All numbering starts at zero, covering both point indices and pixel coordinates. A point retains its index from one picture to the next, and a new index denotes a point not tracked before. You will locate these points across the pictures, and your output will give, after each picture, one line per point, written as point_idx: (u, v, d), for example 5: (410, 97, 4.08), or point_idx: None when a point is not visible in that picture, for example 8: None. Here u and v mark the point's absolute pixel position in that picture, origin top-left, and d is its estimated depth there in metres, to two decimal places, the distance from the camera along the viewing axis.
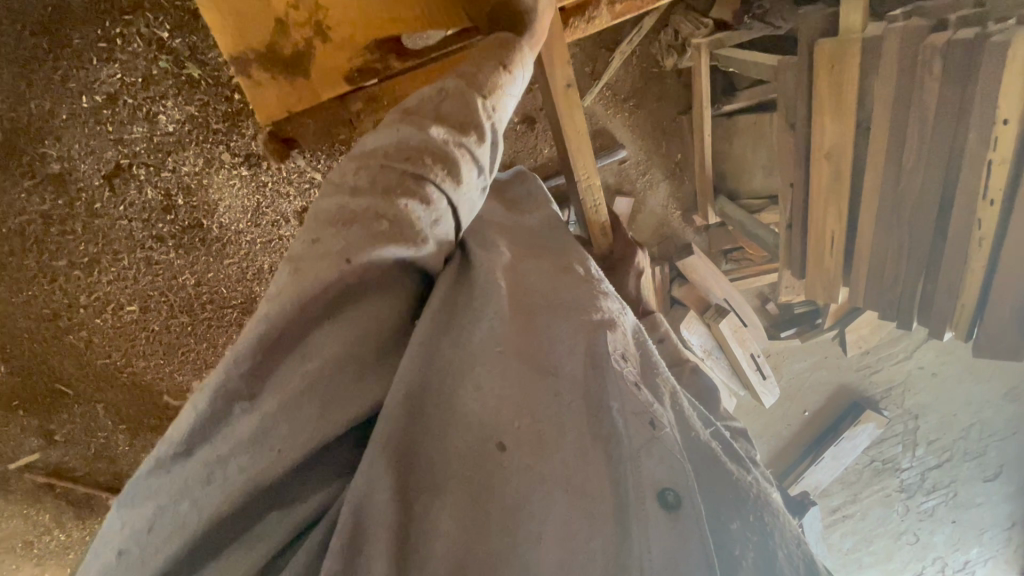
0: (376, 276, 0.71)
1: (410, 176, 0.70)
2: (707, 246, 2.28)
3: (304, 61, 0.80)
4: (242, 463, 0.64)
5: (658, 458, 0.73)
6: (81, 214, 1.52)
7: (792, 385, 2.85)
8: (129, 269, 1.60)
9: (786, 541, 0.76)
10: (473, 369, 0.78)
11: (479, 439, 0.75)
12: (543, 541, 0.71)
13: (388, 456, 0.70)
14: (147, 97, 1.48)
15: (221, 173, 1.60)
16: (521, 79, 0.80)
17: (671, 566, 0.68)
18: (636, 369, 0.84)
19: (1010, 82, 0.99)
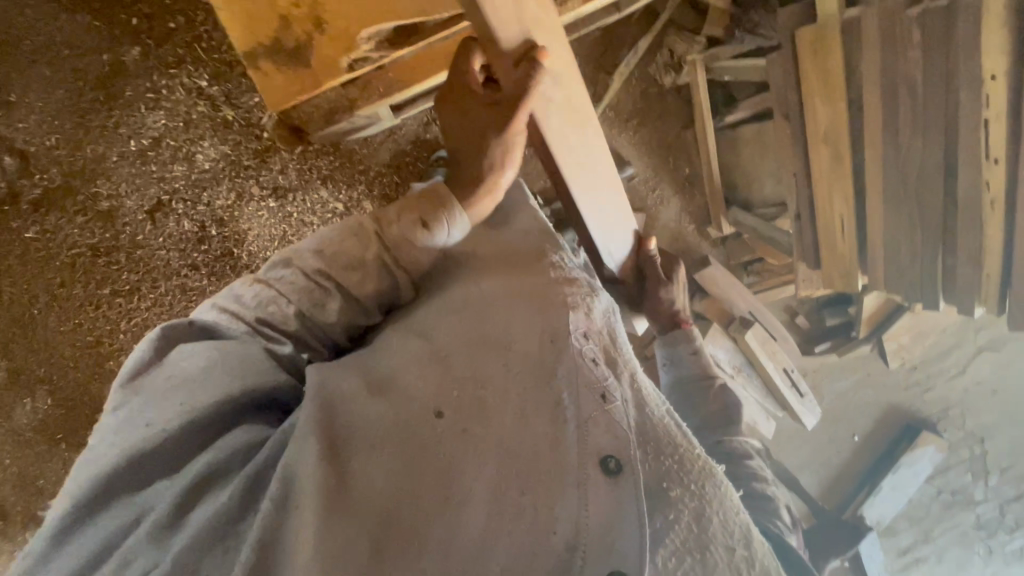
0: (285, 295, 0.84)
1: (321, 285, 0.84)
2: (725, 259, 2.27)
3: (306, 52, 0.88)
4: (178, 400, 0.71)
5: (604, 427, 0.78)
6: (125, 245, 1.66)
7: (836, 406, 2.68)
8: (165, 296, 1.71)
9: (721, 508, 0.79)
10: (427, 355, 0.83)
11: (418, 409, 0.76)
12: (474, 497, 0.69)
13: (318, 430, 0.69)
14: (187, 139, 1.65)
15: (252, 205, 1.73)
16: (444, 235, 0.88)
17: (606, 524, 0.71)
18: (598, 349, 0.89)
19: (988, 41, 1.15)
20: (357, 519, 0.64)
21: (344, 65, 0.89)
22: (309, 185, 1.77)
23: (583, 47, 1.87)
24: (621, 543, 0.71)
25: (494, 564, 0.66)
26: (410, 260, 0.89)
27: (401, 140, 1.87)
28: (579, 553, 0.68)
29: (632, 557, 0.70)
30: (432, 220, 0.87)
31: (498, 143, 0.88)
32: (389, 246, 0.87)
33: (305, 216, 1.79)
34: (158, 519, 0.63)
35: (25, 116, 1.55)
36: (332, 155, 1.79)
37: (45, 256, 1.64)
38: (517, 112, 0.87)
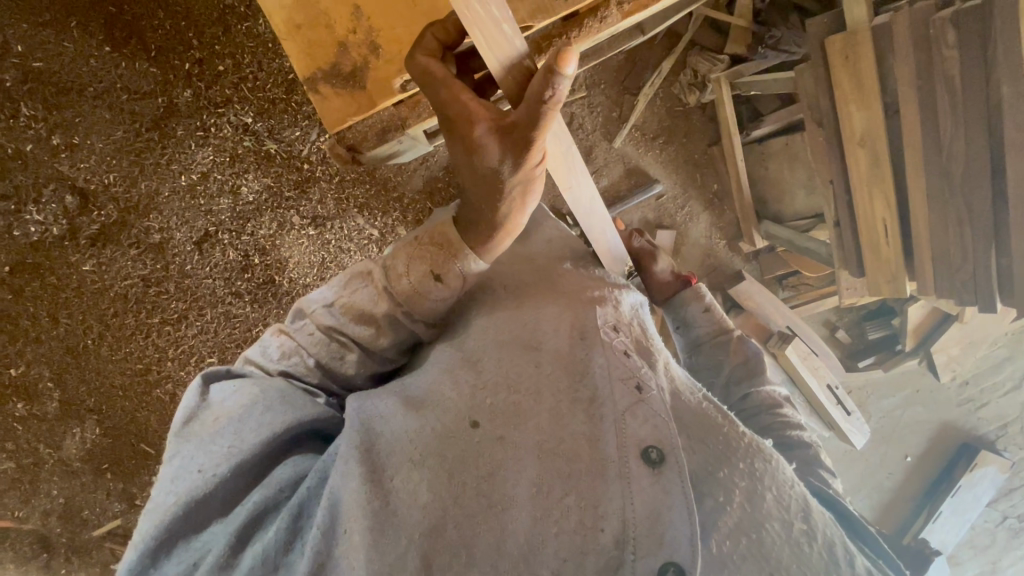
0: (310, 350, 0.83)
1: (336, 346, 0.83)
2: (759, 274, 2.24)
3: (362, 76, 0.93)
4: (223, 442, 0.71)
5: (644, 419, 0.73)
6: (174, 276, 1.73)
7: (885, 426, 2.56)
8: (211, 323, 1.77)
9: (775, 483, 0.72)
10: (459, 363, 0.81)
11: (453, 418, 0.74)
12: (517, 503, 0.67)
13: (356, 451, 0.69)
14: (233, 173, 1.73)
15: (292, 233, 1.79)
16: (457, 281, 0.82)
17: (655, 517, 0.66)
18: (629, 341, 0.85)
19: None
20: (404, 536, 0.64)
21: (396, 86, 0.94)
22: (346, 213, 1.83)
23: (608, 72, 1.93)
24: (673, 534, 0.65)
25: (547, 557, 0.64)
26: (420, 311, 0.84)
27: (433, 167, 1.93)
28: (630, 548, 0.64)
29: (683, 548, 0.64)
30: (441, 273, 0.81)
31: (512, 183, 0.73)
32: (400, 301, 0.82)
33: (341, 242, 1.83)
34: (217, 560, 0.63)
35: (85, 157, 1.66)
36: (368, 182, 1.85)
37: (100, 287, 1.71)
38: (532, 141, 0.68)
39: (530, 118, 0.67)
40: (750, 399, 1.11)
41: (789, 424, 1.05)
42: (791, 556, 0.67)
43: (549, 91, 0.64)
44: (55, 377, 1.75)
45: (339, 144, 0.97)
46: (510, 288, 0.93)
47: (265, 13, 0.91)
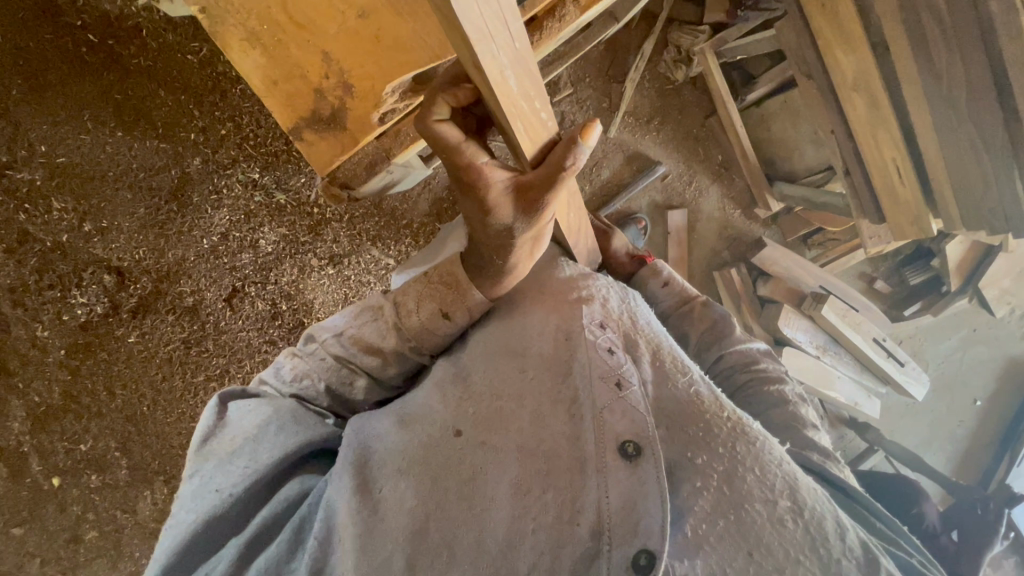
0: (325, 376, 0.86)
1: (347, 378, 0.87)
2: (782, 237, 2.18)
3: (343, 117, 0.97)
4: (239, 464, 0.74)
5: (622, 414, 0.71)
6: (211, 333, 1.82)
7: (948, 373, 2.42)
8: (252, 373, 1.85)
9: (759, 463, 0.70)
10: (450, 379, 0.82)
11: (438, 429, 0.76)
12: (495, 506, 0.68)
13: (351, 467, 0.74)
14: (250, 229, 1.82)
15: (313, 275, 1.88)
16: (465, 318, 0.86)
17: (630, 509, 0.65)
18: (617, 337, 0.81)
19: None
20: (389, 543, 0.66)
21: (375, 120, 0.97)
22: (360, 248, 1.91)
23: (591, 64, 1.93)
24: (646, 522, 0.64)
25: (524, 553, 0.64)
26: (426, 338, 0.86)
27: (436, 189, 1.97)
28: (605, 539, 0.64)
29: (655, 534, 0.64)
30: (451, 312, 0.84)
31: (525, 236, 0.77)
32: (409, 338, 0.85)
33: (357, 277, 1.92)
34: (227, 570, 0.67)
35: (115, 237, 1.77)
36: (376, 217, 1.92)
37: (149, 356, 1.82)
38: (545, 201, 0.73)
39: (547, 180, 0.72)
40: (723, 362, 1.05)
41: (765, 380, 0.99)
42: (770, 532, 0.66)
43: (569, 160, 0.71)
44: (120, 446, 1.85)
45: (332, 184, 1.02)
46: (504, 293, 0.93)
47: (243, 74, 0.95)
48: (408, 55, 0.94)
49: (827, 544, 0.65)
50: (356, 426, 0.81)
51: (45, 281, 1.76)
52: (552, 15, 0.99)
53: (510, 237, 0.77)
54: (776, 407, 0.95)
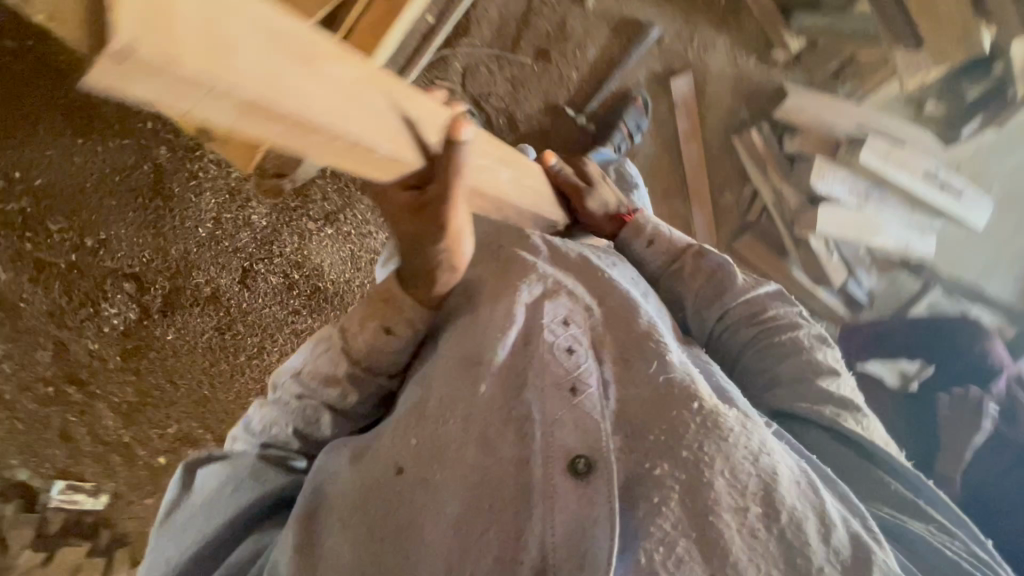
0: (289, 418, 0.85)
1: (313, 411, 0.86)
2: (809, 78, 1.89)
3: None
4: (189, 531, 0.81)
5: (570, 426, 0.73)
6: (237, 316, 1.86)
7: (1017, 188, 2.16)
8: (286, 344, 1.89)
9: (725, 450, 0.73)
10: (405, 411, 0.81)
11: (382, 467, 0.76)
12: (431, 550, 0.70)
13: (297, 522, 0.77)
14: (241, 208, 1.79)
15: (314, 238, 1.86)
16: (407, 333, 0.83)
17: (574, 538, 0.68)
18: (581, 332, 0.84)
19: None
20: None
21: None
22: (352, 200, 1.87)
23: None
24: (594, 550, 0.67)
25: None
26: (380, 355, 0.84)
27: None
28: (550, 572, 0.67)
29: (599, 564, 0.66)
30: (392, 325, 0.82)
31: (441, 244, 0.74)
32: (359, 359, 0.84)
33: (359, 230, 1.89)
34: None
35: (119, 246, 1.79)
36: None
37: (193, 348, 1.91)
38: (447, 206, 0.70)
39: (439, 185, 0.69)
40: (728, 317, 1.09)
41: (771, 333, 1.05)
42: (739, 542, 0.68)
43: (454, 158, 0.68)
44: (202, 423, 2.00)
45: None
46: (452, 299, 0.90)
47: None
48: None
49: (804, 552, 0.69)
50: (320, 469, 0.84)
51: (75, 302, 1.84)
52: None
53: (421, 241, 0.73)
54: (788, 359, 1.01)
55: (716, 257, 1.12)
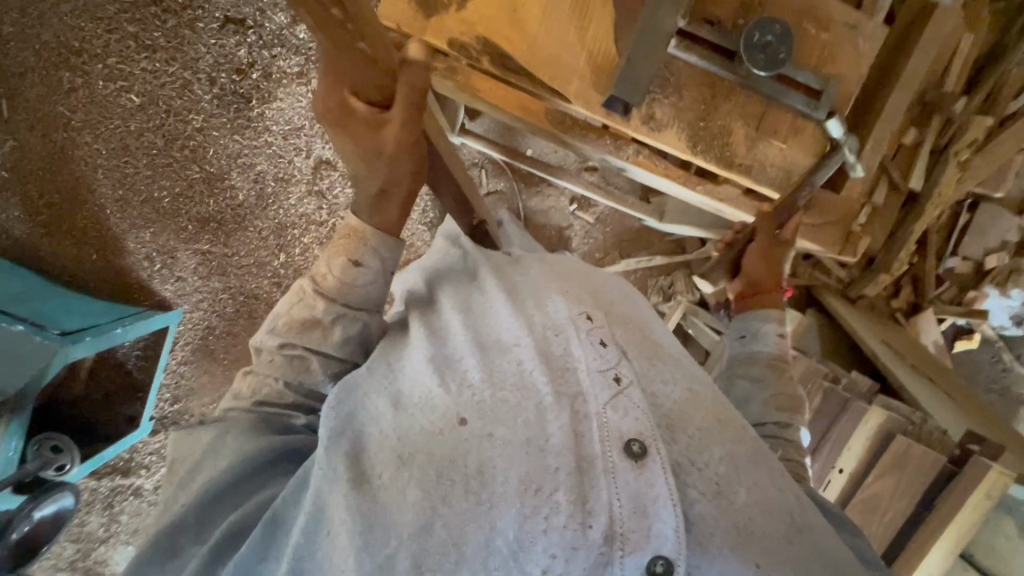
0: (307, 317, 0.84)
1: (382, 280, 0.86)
2: None
3: (435, 10, 0.98)
4: (219, 460, 0.77)
5: (624, 412, 0.68)
6: (181, 20, 1.62)
7: None
8: (169, 75, 1.66)
9: (736, 479, 0.69)
10: (442, 350, 0.77)
11: (440, 419, 0.70)
12: (507, 504, 0.63)
13: (347, 457, 0.69)
14: (294, 47, 1.67)
15: (300, 86, 1.70)
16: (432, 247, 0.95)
17: (637, 513, 0.63)
18: (606, 341, 0.76)
19: (859, 440, 1.18)
20: (394, 535, 0.64)
21: (448, 41, 0.99)
22: None
23: (620, 223, 2.11)
24: (658, 528, 0.62)
25: (436, 542, 0.63)
26: (363, 303, 0.85)
27: None
28: (617, 544, 0.62)
29: (668, 542, 0.62)
30: (361, 259, 0.83)
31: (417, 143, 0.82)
32: (337, 298, 0.84)
33: (311, 164, 1.77)
34: (194, 523, 0.75)
35: None
36: None
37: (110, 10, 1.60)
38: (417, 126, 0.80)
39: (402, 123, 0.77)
40: None
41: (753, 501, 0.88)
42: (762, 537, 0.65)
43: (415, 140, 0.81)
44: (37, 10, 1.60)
45: None
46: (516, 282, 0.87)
47: None
48: (516, 36, 0.98)
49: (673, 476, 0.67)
50: (231, 421, 0.81)
51: None
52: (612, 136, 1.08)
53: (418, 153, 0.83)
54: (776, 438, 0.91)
55: (637, 308, 0.88)
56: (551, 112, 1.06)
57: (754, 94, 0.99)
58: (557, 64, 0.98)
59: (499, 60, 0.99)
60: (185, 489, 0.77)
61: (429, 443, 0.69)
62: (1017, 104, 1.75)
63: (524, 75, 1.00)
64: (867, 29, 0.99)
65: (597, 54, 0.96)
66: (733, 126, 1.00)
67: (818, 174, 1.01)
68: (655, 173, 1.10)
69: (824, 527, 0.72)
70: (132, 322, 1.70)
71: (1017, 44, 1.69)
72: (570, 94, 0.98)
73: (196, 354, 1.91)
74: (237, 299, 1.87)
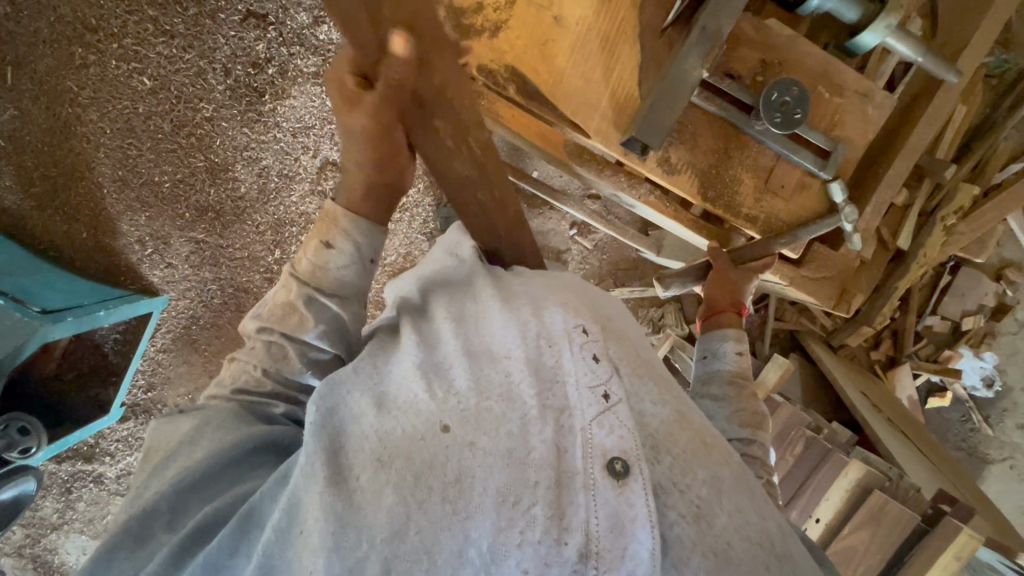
0: (283, 299, 0.81)
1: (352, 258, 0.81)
2: None
3: (468, 33, 1.02)
4: (199, 448, 0.71)
5: (609, 429, 0.62)
6: (201, 8, 1.61)
7: None
8: (184, 62, 1.65)
9: (718, 503, 0.62)
10: (426, 351, 0.70)
11: (421, 423, 0.64)
12: (481, 515, 0.57)
13: (325, 453, 0.63)
14: (313, 48, 1.67)
15: (316, 87, 1.70)
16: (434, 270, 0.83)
17: (616, 535, 0.57)
18: (599, 354, 0.68)
19: (838, 491, 1.22)
20: (366, 541, 0.58)
21: (478, 66, 1.03)
22: None
23: (614, 252, 2.13)
24: (634, 549, 0.57)
25: (404, 553, 0.57)
26: (336, 289, 0.81)
27: None
28: (591, 562, 0.56)
29: (642, 563, 0.56)
30: (333, 240, 0.80)
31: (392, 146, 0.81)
32: (308, 282, 0.81)
33: (318, 165, 1.77)
34: (166, 518, 0.67)
35: None
36: None
37: None
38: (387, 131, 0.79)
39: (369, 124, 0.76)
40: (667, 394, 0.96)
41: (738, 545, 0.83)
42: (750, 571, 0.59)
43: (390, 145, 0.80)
44: None
45: None
46: (509, 283, 0.78)
47: None
48: (543, 70, 1.02)
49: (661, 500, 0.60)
50: (215, 411, 0.77)
51: None
52: (627, 175, 1.16)
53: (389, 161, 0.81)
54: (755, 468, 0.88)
55: (632, 326, 0.80)
56: (569, 147, 1.15)
57: (766, 149, 1.05)
58: (579, 102, 1.02)
59: (524, 91, 1.04)
60: (166, 477, 0.69)
61: (408, 446, 0.62)
62: (1003, 176, 1.83)
63: (545, 107, 1.05)
64: (877, 98, 1.04)
65: (620, 100, 1.01)
66: (743, 178, 1.06)
67: (814, 227, 1.05)
68: (666, 212, 1.16)
69: (809, 567, 0.65)
70: (116, 305, 1.66)
71: (1008, 120, 1.77)
72: (590, 130, 1.03)
73: (177, 343, 1.87)
74: (226, 291, 1.84)
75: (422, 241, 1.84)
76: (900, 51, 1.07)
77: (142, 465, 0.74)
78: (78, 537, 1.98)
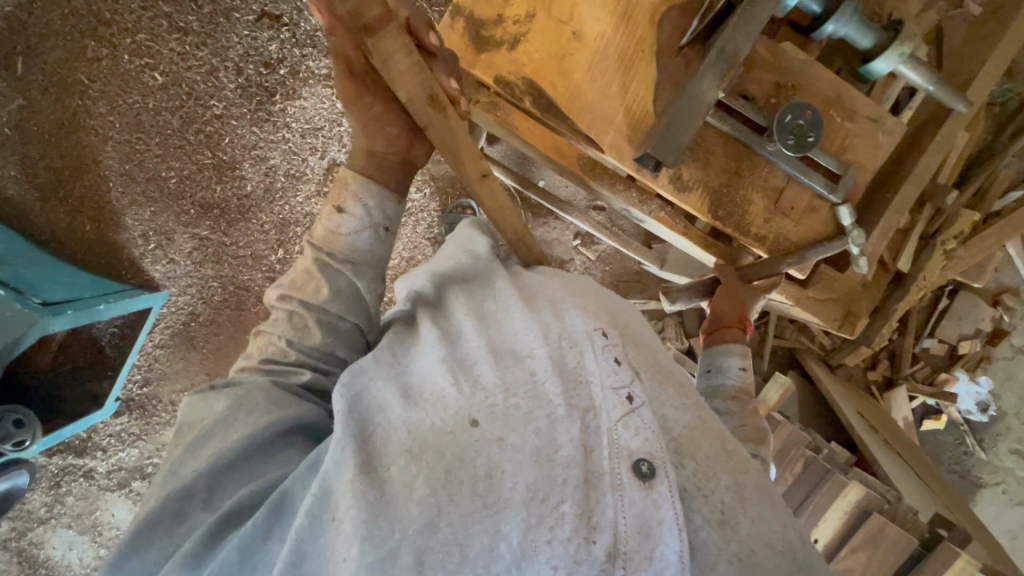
0: (302, 268, 0.81)
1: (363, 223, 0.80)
2: None
3: (487, 46, 1.04)
4: (237, 429, 0.70)
5: (635, 431, 0.62)
6: (217, 7, 1.62)
7: None
8: (196, 59, 1.65)
9: (741, 510, 0.62)
10: (451, 350, 0.70)
11: (449, 417, 0.64)
12: (513, 510, 0.57)
13: (353, 441, 0.63)
14: (325, 49, 1.66)
15: (323, 88, 1.68)
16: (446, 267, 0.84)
17: (645, 535, 0.57)
18: (621, 357, 0.69)
19: (838, 511, 1.22)
20: (398, 531, 0.57)
21: (496, 77, 1.04)
22: None
23: (617, 264, 2.14)
24: (662, 551, 0.57)
25: (438, 547, 0.56)
26: (349, 254, 0.80)
27: None
28: (620, 562, 0.56)
29: (670, 566, 0.56)
30: (345, 204, 0.79)
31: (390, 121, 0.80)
32: (322, 248, 0.81)
33: (324, 167, 1.73)
34: (205, 498, 0.68)
35: None
36: None
37: None
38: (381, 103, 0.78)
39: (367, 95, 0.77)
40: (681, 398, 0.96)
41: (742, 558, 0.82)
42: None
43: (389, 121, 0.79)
44: None
45: None
46: (529, 284, 0.79)
47: None
48: (559, 84, 1.04)
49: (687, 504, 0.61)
50: (248, 387, 0.75)
51: None
52: (639, 192, 1.17)
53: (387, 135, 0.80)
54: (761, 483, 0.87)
55: (648, 333, 0.80)
56: (581, 160, 1.16)
57: (776, 170, 1.06)
58: (594, 117, 1.03)
59: (539, 103, 1.05)
60: (205, 456, 0.69)
61: (438, 439, 0.62)
62: (1003, 203, 1.86)
63: (560, 119, 1.06)
64: (888, 124, 1.05)
65: (634, 117, 1.03)
66: (754, 199, 1.07)
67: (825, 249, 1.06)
68: (676, 228, 1.17)
69: None
70: (116, 299, 1.65)
71: (1008, 148, 1.80)
72: (605, 145, 1.04)
73: (175, 339, 1.85)
74: (227, 289, 1.82)
75: (426, 246, 1.83)
76: (911, 80, 1.09)
77: (174, 442, 0.73)
78: (64, 533, 1.95)
